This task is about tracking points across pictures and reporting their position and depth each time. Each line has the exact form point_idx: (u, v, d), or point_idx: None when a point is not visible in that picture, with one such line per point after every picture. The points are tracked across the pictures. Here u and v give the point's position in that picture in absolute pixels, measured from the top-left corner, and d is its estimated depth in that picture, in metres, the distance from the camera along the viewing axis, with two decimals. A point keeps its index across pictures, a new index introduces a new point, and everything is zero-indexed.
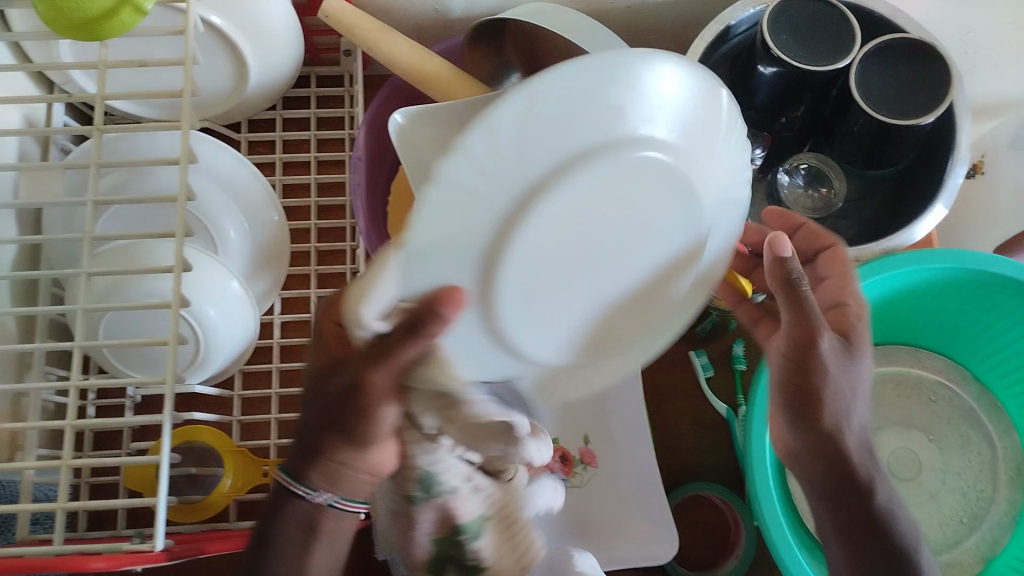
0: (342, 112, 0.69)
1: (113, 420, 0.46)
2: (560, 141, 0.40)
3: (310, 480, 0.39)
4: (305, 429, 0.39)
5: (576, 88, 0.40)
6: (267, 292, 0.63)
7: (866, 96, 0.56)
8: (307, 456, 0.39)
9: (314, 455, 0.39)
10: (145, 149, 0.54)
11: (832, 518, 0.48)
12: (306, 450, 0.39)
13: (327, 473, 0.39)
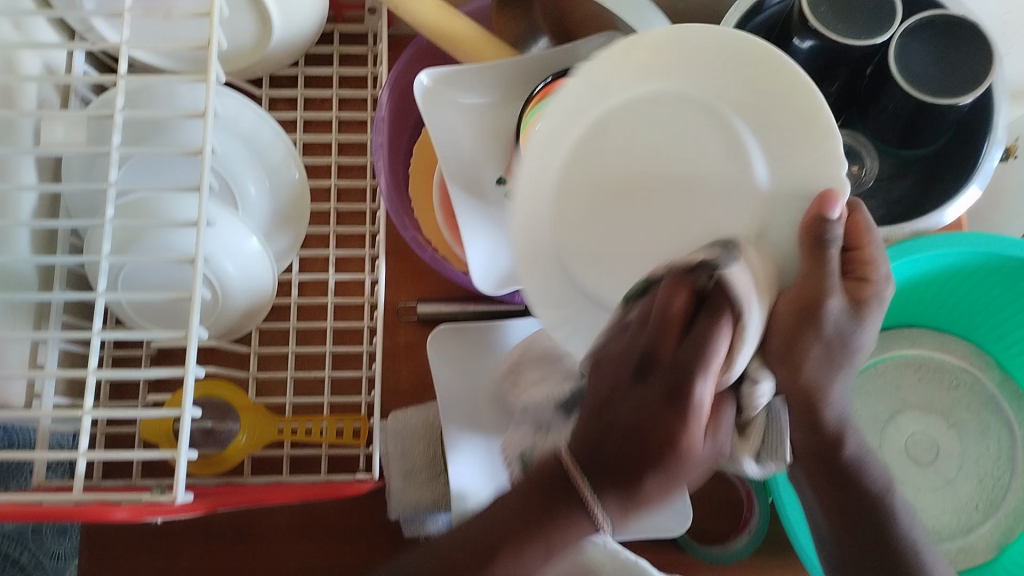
0: (365, 71, 0.68)
1: (133, 372, 0.46)
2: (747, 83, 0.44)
3: (602, 477, 0.38)
4: (597, 437, 0.38)
5: (673, 39, 0.46)
6: (286, 251, 0.62)
7: (904, 73, 0.55)
8: (599, 463, 0.38)
9: (605, 472, 0.38)
10: (168, 101, 0.53)
11: (813, 493, 0.49)
12: (612, 457, 0.38)
13: (635, 488, 0.37)
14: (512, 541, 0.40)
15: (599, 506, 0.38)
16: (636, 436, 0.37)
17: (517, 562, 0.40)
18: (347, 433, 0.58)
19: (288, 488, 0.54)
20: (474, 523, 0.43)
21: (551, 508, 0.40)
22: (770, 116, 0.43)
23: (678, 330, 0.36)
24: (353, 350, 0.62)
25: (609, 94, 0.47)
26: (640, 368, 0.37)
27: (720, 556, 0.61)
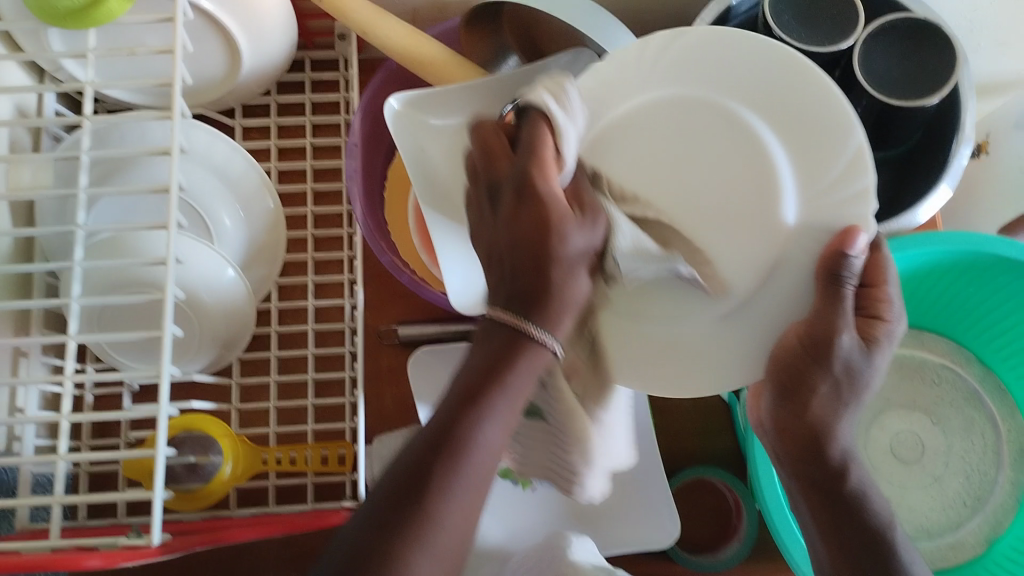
0: (337, 97, 0.68)
1: (111, 413, 0.46)
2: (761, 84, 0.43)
3: (525, 311, 0.36)
4: (497, 272, 0.38)
5: (719, 41, 0.44)
6: (263, 280, 0.63)
7: (868, 76, 0.55)
8: (520, 307, 0.36)
9: (536, 298, 0.36)
10: (137, 138, 0.53)
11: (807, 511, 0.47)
12: (514, 261, 0.37)
13: (546, 285, 0.37)
14: (464, 413, 0.35)
15: (531, 322, 0.36)
16: (524, 217, 0.37)
17: (474, 429, 0.34)
18: (331, 462, 0.58)
19: (273, 521, 0.54)
20: (411, 448, 0.35)
21: (497, 355, 0.36)
22: (792, 115, 0.42)
23: (508, 148, 0.40)
24: (335, 377, 0.62)
25: (637, 93, 0.45)
26: (506, 193, 0.39)
27: (710, 565, 0.60)
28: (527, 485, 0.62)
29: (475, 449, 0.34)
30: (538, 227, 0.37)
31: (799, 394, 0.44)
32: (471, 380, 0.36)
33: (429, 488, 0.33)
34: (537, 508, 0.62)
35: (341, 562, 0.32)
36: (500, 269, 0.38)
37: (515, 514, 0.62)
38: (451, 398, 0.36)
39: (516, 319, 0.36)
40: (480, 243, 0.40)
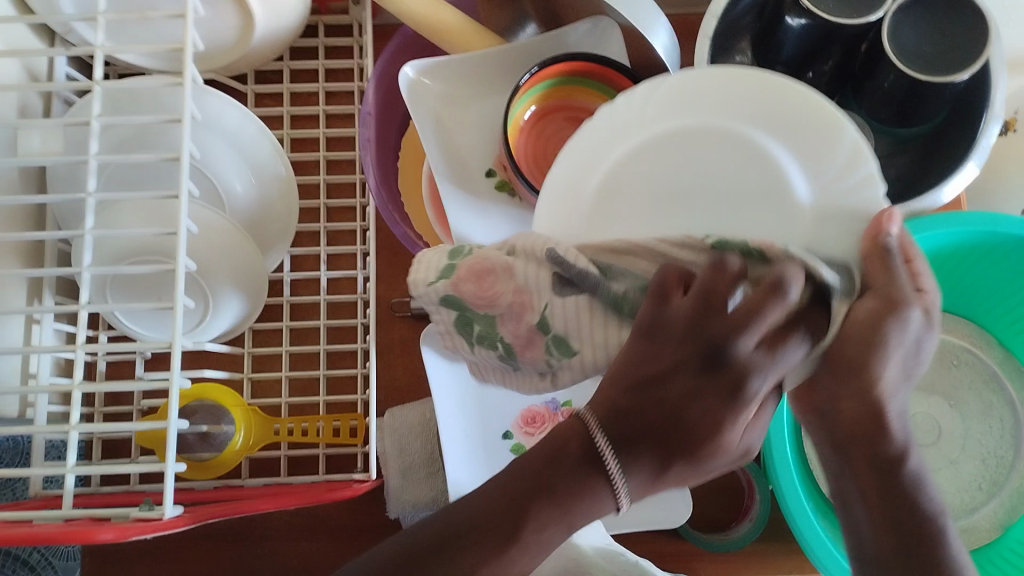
0: (351, 64, 0.67)
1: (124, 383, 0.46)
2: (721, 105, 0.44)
3: (628, 447, 0.33)
4: (633, 407, 0.33)
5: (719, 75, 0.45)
6: (276, 250, 0.62)
7: (898, 52, 0.53)
8: (634, 442, 0.33)
9: (648, 445, 0.33)
10: (148, 105, 0.52)
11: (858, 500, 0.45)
12: (648, 423, 0.33)
13: (677, 455, 0.33)
14: (519, 508, 0.35)
15: (613, 462, 0.34)
16: (704, 390, 0.33)
17: (536, 532, 0.35)
18: (342, 434, 0.57)
19: (285, 492, 0.54)
20: (496, 483, 0.36)
21: (575, 481, 0.34)
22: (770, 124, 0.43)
23: (724, 300, 0.33)
24: (347, 348, 0.62)
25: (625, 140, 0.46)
26: (687, 353, 0.33)
27: (721, 545, 0.60)
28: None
29: (522, 549, 0.35)
30: (708, 379, 0.33)
31: (860, 372, 0.40)
32: (534, 483, 0.35)
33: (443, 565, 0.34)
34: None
35: (395, 554, 0.36)
36: (635, 396, 0.33)
37: None
38: (513, 485, 0.35)
39: (609, 453, 0.34)
40: (639, 324, 0.34)
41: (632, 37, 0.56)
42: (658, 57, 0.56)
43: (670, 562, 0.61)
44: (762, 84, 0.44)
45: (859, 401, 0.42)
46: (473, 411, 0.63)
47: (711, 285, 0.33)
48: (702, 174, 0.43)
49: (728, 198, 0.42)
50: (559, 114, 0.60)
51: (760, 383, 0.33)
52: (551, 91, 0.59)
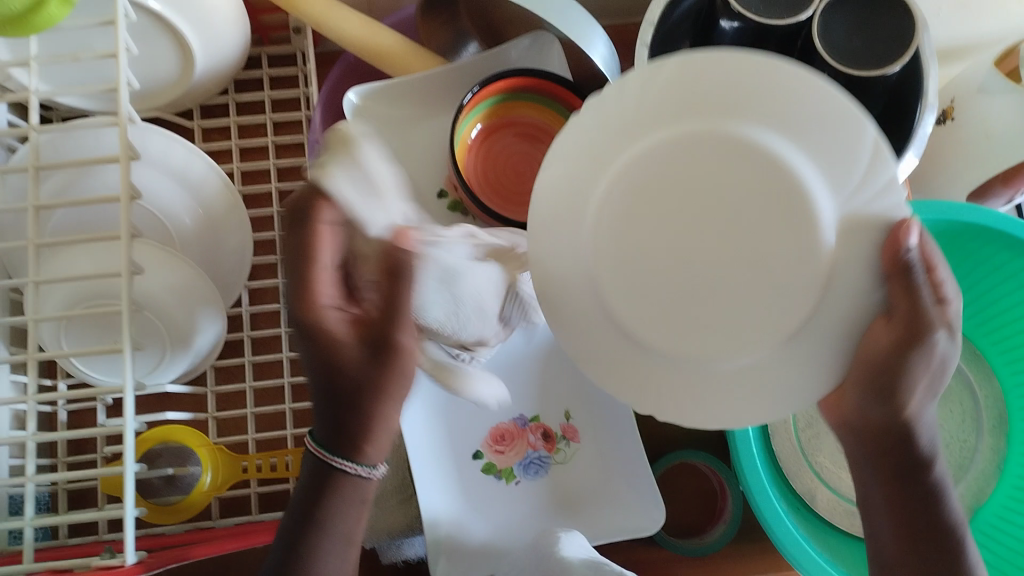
0: (297, 93, 0.67)
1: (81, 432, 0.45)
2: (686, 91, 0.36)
3: (346, 443, 0.44)
4: (326, 403, 0.43)
5: (660, 71, 0.36)
6: (233, 285, 0.61)
7: (828, 49, 0.55)
8: (330, 434, 0.44)
9: (356, 394, 0.43)
10: (90, 147, 0.52)
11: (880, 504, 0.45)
12: (331, 405, 0.43)
13: (342, 411, 0.43)
14: (309, 539, 0.44)
15: (349, 465, 0.44)
16: (350, 364, 0.42)
17: (315, 560, 0.44)
18: (311, 467, 0.59)
19: (255, 530, 0.54)
20: (289, 518, 0.45)
21: (328, 484, 0.44)
22: (777, 112, 0.36)
23: (347, 267, 0.43)
24: (311, 379, 0.61)
25: (644, 135, 0.37)
26: (357, 337, 0.43)
27: (698, 549, 0.60)
28: (510, 478, 0.63)
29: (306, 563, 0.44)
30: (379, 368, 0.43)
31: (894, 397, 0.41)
32: (303, 518, 0.44)
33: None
34: (523, 501, 0.62)
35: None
36: (324, 401, 0.43)
37: (500, 509, 0.62)
38: (293, 511, 0.45)
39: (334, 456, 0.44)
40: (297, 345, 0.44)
41: (570, 50, 0.57)
42: (597, 68, 0.56)
43: (650, 570, 0.61)
44: (771, 77, 0.35)
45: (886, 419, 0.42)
46: (443, 434, 0.63)
47: (404, 275, 0.42)
48: (697, 193, 0.38)
49: (731, 215, 0.38)
50: (509, 130, 0.60)
51: (412, 339, 0.44)
52: (497, 108, 0.59)
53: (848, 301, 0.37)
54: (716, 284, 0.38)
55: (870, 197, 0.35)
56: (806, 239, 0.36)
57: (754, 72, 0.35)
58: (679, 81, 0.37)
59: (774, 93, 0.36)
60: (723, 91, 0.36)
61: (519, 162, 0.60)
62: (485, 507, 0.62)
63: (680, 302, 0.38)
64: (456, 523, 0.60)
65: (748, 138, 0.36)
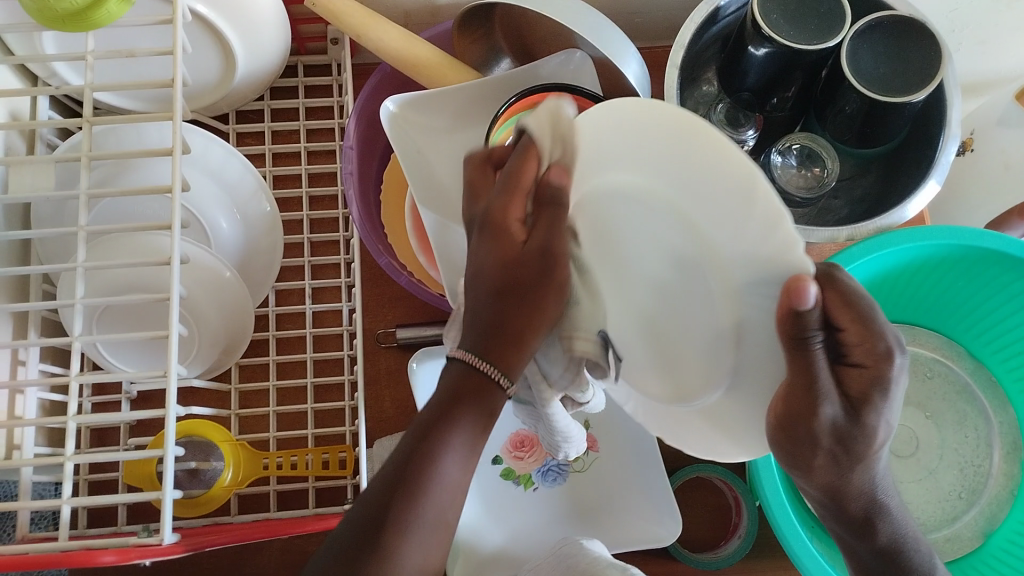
0: (331, 101, 0.69)
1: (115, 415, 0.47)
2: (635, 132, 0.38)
3: (484, 350, 0.38)
4: (475, 324, 0.39)
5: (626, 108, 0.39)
6: (260, 286, 0.63)
7: (856, 74, 0.56)
8: (476, 339, 0.38)
9: (501, 309, 0.38)
10: (134, 142, 0.54)
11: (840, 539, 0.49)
12: (484, 317, 0.39)
13: (506, 320, 0.38)
14: (425, 445, 0.37)
15: (486, 365, 0.38)
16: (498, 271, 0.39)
17: (434, 466, 0.37)
18: (331, 465, 0.59)
19: (275, 523, 0.55)
20: (373, 482, 0.37)
21: (459, 397, 0.38)
22: (679, 159, 0.37)
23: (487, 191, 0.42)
24: (334, 380, 0.63)
25: (613, 163, 0.40)
26: (476, 230, 0.41)
27: (712, 562, 0.61)
28: (528, 484, 0.64)
29: (430, 501, 0.36)
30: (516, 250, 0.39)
31: (811, 463, 0.42)
32: (416, 434, 0.38)
33: (390, 511, 0.36)
34: (536, 509, 0.63)
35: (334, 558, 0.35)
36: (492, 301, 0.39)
37: (518, 515, 0.63)
38: (421, 424, 0.38)
39: (484, 364, 0.38)
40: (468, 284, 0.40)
41: (604, 67, 0.59)
42: (631, 87, 0.58)
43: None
44: (696, 133, 0.36)
45: (833, 477, 0.43)
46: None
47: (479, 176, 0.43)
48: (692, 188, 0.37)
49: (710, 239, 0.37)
50: None
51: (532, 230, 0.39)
52: None
53: (766, 355, 0.39)
54: (669, 331, 0.44)
55: (773, 244, 0.34)
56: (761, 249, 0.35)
57: (656, 138, 0.38)
58: (641, 114, 0.38)
59: (686, 127, 0.36)
60: (668, 142, 0.37)
61: None
62: (502, 513, 0.63)
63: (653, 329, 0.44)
64: (474, 530, 0.61)
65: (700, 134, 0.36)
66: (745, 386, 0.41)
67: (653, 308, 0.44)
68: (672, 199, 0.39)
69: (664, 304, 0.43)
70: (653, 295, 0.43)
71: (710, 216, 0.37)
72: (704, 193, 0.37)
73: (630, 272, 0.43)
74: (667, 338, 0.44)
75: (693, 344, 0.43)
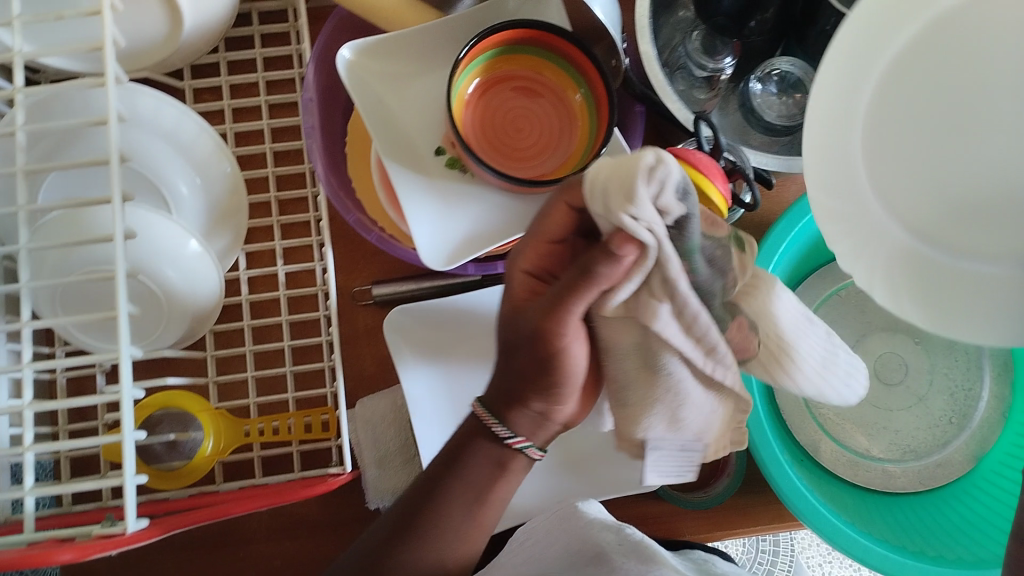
0: (289, 50, 0.65)
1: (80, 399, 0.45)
2: (926, 45, 0.44)
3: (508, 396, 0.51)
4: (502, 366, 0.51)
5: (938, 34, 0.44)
6: (229, 249, 0.60)
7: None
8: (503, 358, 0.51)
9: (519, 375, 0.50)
10: (75, 110, 0.51)
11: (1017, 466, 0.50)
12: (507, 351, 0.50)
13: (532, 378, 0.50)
14: (435, 493, 0.52)
15: (495, 423, 0.51)
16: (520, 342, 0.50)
17: (436, 515, 0.51)
18: (314, 428, 0.59)
19: (259, 493, 0.55)
20: (401, 503, 0.53)
21: (466, 441, 0.52)
22: (961, 64, 0.45)
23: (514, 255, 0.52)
24: (311, 342, 0.61)
25: (883, 52, 0.44)
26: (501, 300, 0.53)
27: (701, 502, 0.61)
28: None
29: (451, 513, 0.52)
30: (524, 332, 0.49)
31: None
32: (435, 474, 0.52)
33: (409, 534, 0.51)
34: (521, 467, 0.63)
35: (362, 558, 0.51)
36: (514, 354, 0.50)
37: None
38: (459, 438, 0.53)
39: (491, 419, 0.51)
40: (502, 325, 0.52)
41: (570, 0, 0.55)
42: (597, 19, 0.55)
43: (653, 526, 0.61)
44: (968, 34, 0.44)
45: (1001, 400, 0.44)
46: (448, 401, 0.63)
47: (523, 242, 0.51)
48: (969, 106, 0.45)
49: (976, 147, 0.46)
50: (504, 86, 0.58)
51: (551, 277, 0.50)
52: (494, 62, 0.57)
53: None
54: (983, 213, 0.46)
55: None
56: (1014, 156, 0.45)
57: (981, 54, 0.44)
58: (927, 37, 0.44)
59: (944, 37, 0.44)
60: (961, 72, 0.45)
61: (520, 118, 0.59)
62: None
63: (945, 217, 0.47)
64: None
65: None
66: (1005, 293, 0.45)
67: (947, 207, 0.47)
68: (920, 117, 0.46)
69: (938, 211, 0.47)
70: (936, 201, 0.47)
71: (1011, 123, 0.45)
72: (947, 90, 0.45)
73: (909, 168, 0.47)
74: (991, 231, 0.46)
75: (976, 239, 0.46)
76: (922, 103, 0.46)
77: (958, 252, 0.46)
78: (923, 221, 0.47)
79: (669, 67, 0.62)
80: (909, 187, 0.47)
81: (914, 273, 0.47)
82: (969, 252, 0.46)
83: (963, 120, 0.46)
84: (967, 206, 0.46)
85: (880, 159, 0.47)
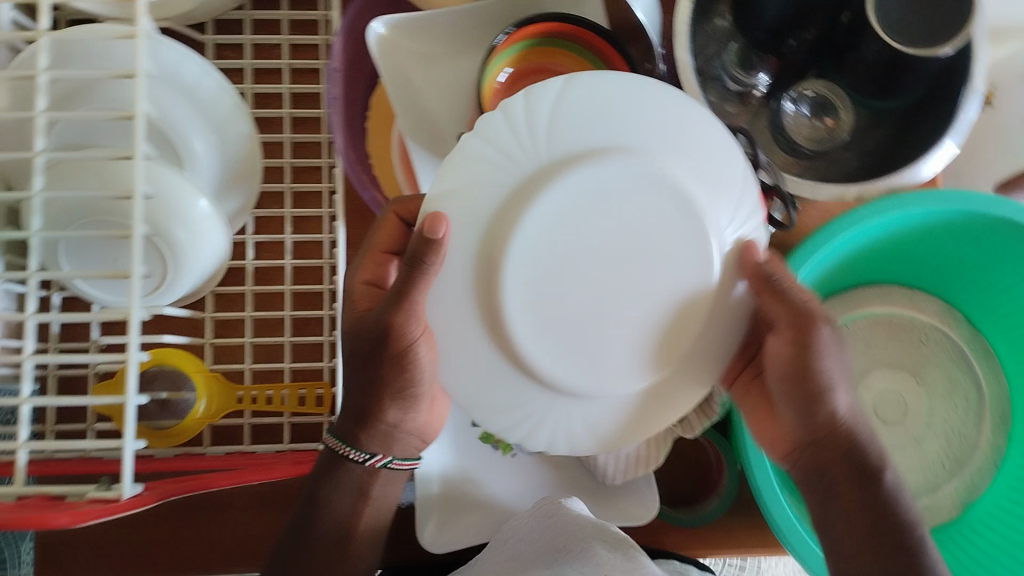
0: (317, 15, 0.64)
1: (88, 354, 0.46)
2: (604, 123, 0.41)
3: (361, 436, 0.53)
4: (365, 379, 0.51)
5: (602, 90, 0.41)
6: (239, 212, 0.60)
7: (881, 23, 0.52)
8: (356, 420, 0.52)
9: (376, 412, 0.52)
10: (99, 56, 0.50)
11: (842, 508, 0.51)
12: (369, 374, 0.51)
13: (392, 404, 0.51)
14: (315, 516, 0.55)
15: (348, 450, 0.53)
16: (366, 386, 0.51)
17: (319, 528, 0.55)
18: (308, 402, 0.59)
19: (252, 462, 0.55)
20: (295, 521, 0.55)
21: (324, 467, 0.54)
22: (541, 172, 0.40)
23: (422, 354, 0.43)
24: (313, 314, 0.61)
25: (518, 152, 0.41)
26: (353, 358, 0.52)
27: (689, 520, 0.61)
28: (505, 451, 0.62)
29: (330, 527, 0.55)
30: (381, 348, 0.48)
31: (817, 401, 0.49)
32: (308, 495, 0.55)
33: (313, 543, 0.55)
34: (515, 473, 0.62)
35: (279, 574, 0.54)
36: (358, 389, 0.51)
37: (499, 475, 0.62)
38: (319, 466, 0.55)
39: (343, 445, 0.53)
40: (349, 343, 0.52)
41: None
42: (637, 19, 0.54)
43: (639, 535, 0.61)
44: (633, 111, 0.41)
45: None
46: None
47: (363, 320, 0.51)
48: (604, 214, 0.41)
49: (598, 256, 0.41)
50: (535, 78, 0.57)
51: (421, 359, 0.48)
52: (526, 52, 0.56)
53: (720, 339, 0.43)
54: (600, 325, 0.42)
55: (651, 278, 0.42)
56: (676, 253, 0.42)
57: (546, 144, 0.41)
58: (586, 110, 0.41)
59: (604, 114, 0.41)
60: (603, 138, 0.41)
61: None
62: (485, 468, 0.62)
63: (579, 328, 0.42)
64: (454, 474, 0.61)
65: (663, 180, 0.41)
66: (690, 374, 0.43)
67: (508, 312, 0.41)
68: (566, 222, 0.41)
69: (572, 327, 0.41)
70: (589, 314, 0.41)
71: (649, 228, 0.41)
72: (608, 184, 0.41)
73: (564, 279, 0.41)
74: (616, 354, 0.42)
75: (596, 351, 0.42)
76: (573, 198, 0.41)
77: (607, 359, 0.42)
78: (545, 342, 0.41)
79: (704, 75, 0.59)
80: (533, 310, 0.41)
81: (554, 383, 0.41)
82: (570, 372, 0.41)
83: (630, 231, 0.41)
84: (614, 315, 0.42)
85: (536, 280, 0.41)
